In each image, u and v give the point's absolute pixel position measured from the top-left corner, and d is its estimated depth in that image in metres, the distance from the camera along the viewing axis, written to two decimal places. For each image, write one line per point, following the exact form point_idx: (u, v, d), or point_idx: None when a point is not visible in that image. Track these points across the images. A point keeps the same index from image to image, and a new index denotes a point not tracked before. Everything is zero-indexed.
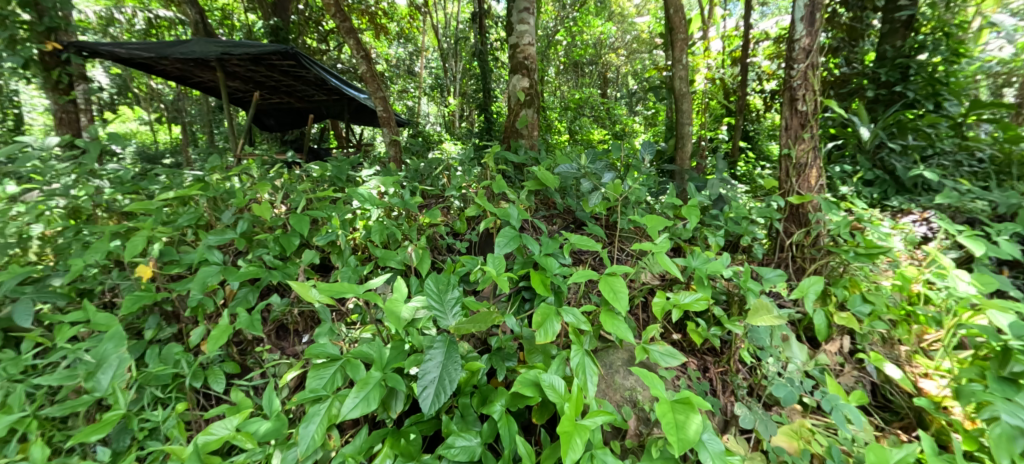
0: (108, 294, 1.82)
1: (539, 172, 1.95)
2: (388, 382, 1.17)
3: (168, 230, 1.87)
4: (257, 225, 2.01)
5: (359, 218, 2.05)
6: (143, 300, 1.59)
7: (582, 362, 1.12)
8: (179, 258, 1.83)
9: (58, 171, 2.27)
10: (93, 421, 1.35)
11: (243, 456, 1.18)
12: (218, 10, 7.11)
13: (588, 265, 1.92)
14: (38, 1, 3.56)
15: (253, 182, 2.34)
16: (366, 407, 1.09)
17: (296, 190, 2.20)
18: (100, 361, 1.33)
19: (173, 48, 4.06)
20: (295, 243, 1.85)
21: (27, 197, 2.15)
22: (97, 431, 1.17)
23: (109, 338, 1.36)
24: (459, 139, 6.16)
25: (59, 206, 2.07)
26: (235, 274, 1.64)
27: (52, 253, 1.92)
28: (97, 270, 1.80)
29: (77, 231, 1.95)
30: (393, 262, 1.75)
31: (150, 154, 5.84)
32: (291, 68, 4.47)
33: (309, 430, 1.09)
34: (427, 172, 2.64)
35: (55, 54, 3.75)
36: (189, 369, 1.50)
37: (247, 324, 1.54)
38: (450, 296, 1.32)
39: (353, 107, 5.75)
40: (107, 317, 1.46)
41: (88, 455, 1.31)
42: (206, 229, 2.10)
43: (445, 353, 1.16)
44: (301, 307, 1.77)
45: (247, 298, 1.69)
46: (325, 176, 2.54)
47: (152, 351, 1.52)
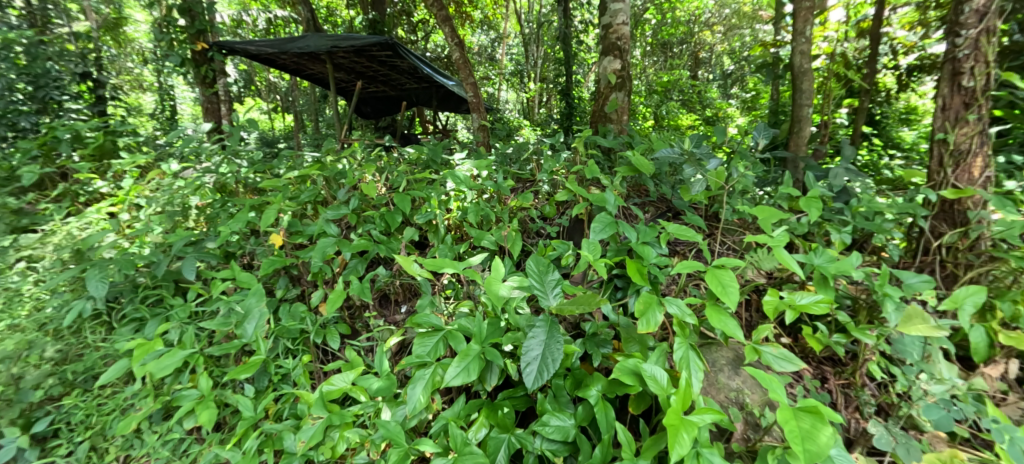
0: (246, 257, 2.12)
1: (633, 158, 1.87)
2: (487, 355, 1.22)
3: (293, 204, 2.12)
4: (365, 203, 2.19)
5: (454, 199, 2.14)
6: (275, 264, 1.82)
7: (687, 356, 1.07)
8: (302, 229, 2.07)
9: (208, 152, 2.67)
10: (241, 363, 1.60)
11: (358, 407, 1.32)
12: (325, 8, 7.78)
13: (686, 257, 1.82)
14: (192, 8, 4.17)
15: (360, 164, 2.54)
16: (467, 377, 1.15)
17: (398, 172, 2.36)
18: (246, 312, 1.56)
19: (292, 44, 4.45)
20: (398, 220, 1.99)
21: (188, 174, 2.58)
22: (246, 371, 1.39)
23: (253, 293, 1.59)
24: (538, 125, 6.13)
25: (210, 182, 2.45)
26: (350, 247, 1.82)
27: (206, 220, 2.29)
28: (240, 236, 2.10)
29: (223, 202, 2.29)
30: (487, 243, 1.81)
31: (269, 138, 6.64)
32: (388, 58, 4.75)
33: (416, 392, 1.20)
34: (516, 156, 2.68)
35: (203, 53, 4.40)
36: (313, 326, 1.69)
37: (360, 291, 1.70)
38: (551, 278, 1.32)
39: (441, 94, 6.00)
40: (249, 275, 1.68)
41: (238, 390, 1.55)
42: (323, 205, 2.34)
43: (547, 333, 1.16)
44: (403, 279, 1.92)
45: (358, 267, 1.87)
46: (421, 159, 2.68)
47: (283, 307, 1.74)
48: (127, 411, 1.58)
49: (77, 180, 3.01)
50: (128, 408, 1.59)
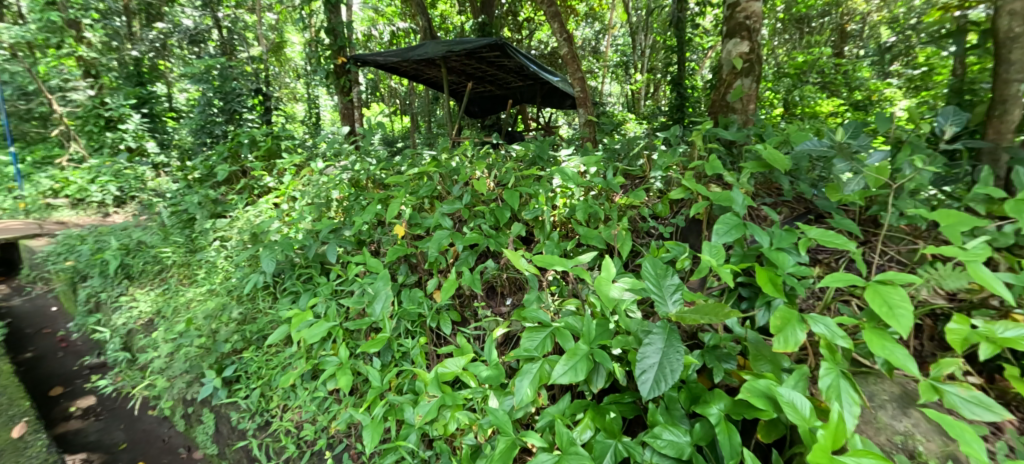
0: (374, 245, 2.37)
1: (765, 151, 1.66)
2: (596, 357, 1.20)
3: (413, 199, 2.31)
4: (476, 198, 2.29)
5: (561, 196, 2.13)
6: (399, 252, 2.00)
7: (837, 384, 0.92)
8: (421, 222, 2.24)
9: (345, 152, 3.05)
10: (370, 338, 1.79)
11: (468, 391, 1.39)
12: (439, 16, 8.33)
13: (832, 267, 1.56)
14: (334, 28, 4.80)
15: (470, 161, 2.67)
16: (575, 376, 1.14)
17: (506, 168, 2.42)
18: (375, 294, 1.74)
19: (412, 53, 4.80)
20: (506, 216, 2.05)
21: (330, 171, 2.98)
22: (374, 346, 1.56)
23: (381, 277, 1.77)
24: (645, 118, 5.80)
25: (347, 178, 2.80)
26: (462, 240, 1.93)
27: (343, 211, 2.62)
28: (370, 226, 2.36)
29: (357, 196, 2.60)
30: (596, 241, 1.77)
31: (390, 138, 7.37)
32: (496, 58, 4.90)
33: (523, 384, 1.22)
34: (625, 151, 2.56)
35: (341, 66, 5.03)
36: (429, 311, 1.82)
37: (470, 281, 1.78)
38: (669, 282, 1.24)
39: (545, 91, 6.02)
40: (377, 261, 1.88)
41: (367, 361, 1.75)
42: (438, 199, 2.50)
43: (665, 341, 1.09)
44: (510, 273, 1.96)
45: (468, 259, 1.97)
46: (527, 156, 2.72)
47: (405, 292, 1.91)
48: (286, 369, 1.88)
49: (252, 176, 3.69)
50: (285, 366, 1.88)
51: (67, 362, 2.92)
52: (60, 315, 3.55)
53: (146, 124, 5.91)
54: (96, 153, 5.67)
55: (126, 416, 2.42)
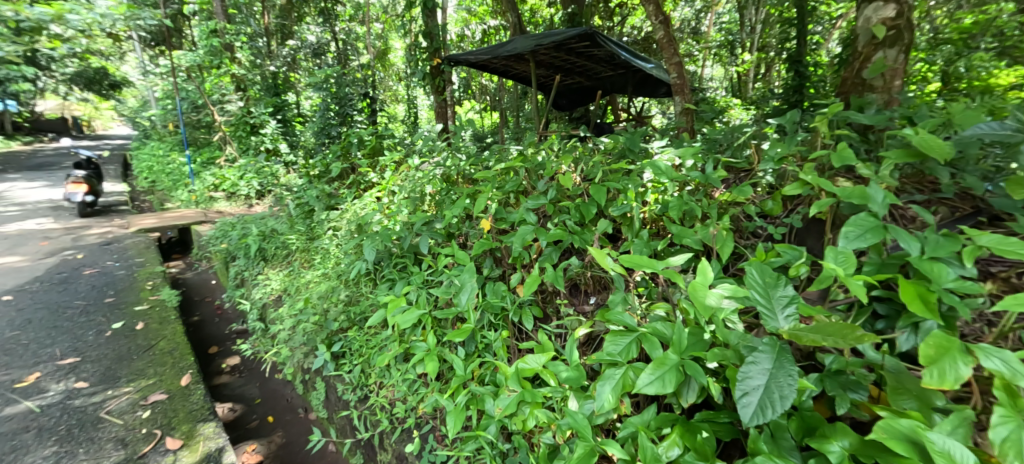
0: (462, 238, 2.46)
1: (917, 137, 1.37)
2: (687, 369, 1.10)
3: (499, 193, 2.33)
4: (561, 193, 2.24)
5: (653, 191, 1.99)
6: (484, 246, 2.04)
7: (1017, 438, 0.73)
8: (506, 216, 2.25)
9: (438, 149, 3.20)
10: (455, 327, 1.85)
11: (547, 390, 1.36)
12: (529, 11, 8.34)
13: (1010, 283, 1.23)
14: (431, 32, 5.07)
15: (557, 155, 2.61)
16: (662, 388, 1.06)
17: (593, 162, 2.33)
18: (461, 285, 1.79)
19: (502, 49, 4.88)
20: (592, 212, 1.97)
21: (424, 168, 3.15)
22: (459, 336, 1.61)
23: (467, 269, 1.81)
24: (754, 103, 5.19)
25: (439, 174, 2.93)
26: (546, 236, 1.91)
27: (435, 205, 2.76)
28: (459, 220, 2.44)
29: (448, 191, 2.71)
30: (690, 241, 1.62)
31: (480, 134, 7.61)
32: (586, 48, 4.76)
33: (605, 390, 1.17)
34: (729, 142, 2.30)
35: (436, 67, 5.29)
36: (512, 305, 1.82)
37: (553, 278, 1.75)
38: (780, 294, 1.09)
39: (637, 79, 5.71)
40: (464, 253, 1.94)
41: (452, 349, 1.80)
42: (524, 194, 2.49)
43: (774, 360, 0.95)
44: (594, 271, 1.88)
45: (552, 255, 1.94)
46: (616, 149, 2.58)
47: (489, 285, 1.94)
48: (382, 350, 2.01)
49: (359, 173, 4.07)
50: (381, 348, 2.02)
51: (221, 326, 3.54)
52: (215, 287, 4.29)
53: (280, 128, 6.88)
54: (245, 154, 6.75)
55: (260, 376, 2.86)
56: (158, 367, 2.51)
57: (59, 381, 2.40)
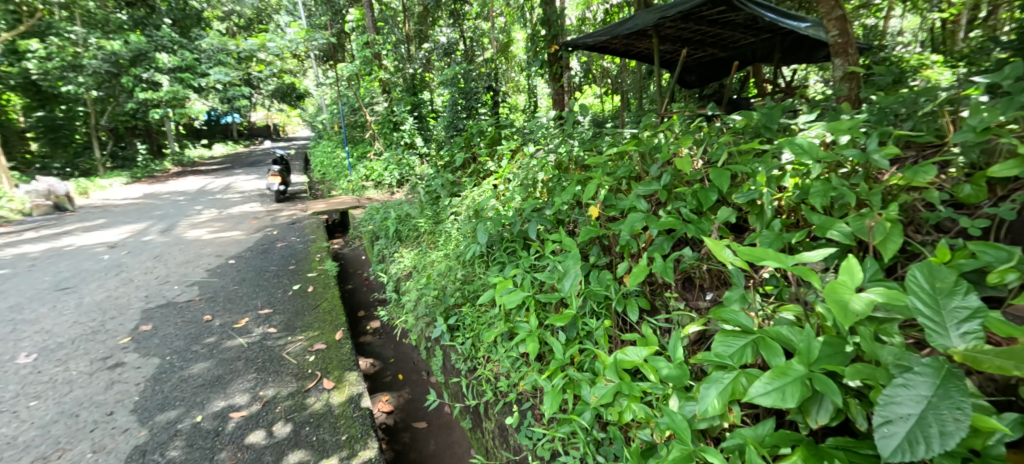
0: (571, 225, 2.43)
1: None
2: (814, 383, 0.95)
3: (610, 180, 2.19)
4: (678, 178, 2.04)
5: (792, 174, 1.70)
6: (591, 233, 1.97)
7: None
8: (616, 203, 2.12)
9: (553, 137, 3.20)
10: (558, 312, 1.86)
11: (647, 385, 1.30)
12: None
13: None
14: (550, 20, 5.05)
15: (676, 136, 2.35)
16: (779, 401, 0.94)
17: (718, 143, 2.04)
18: (566, 271, 1.78)
19: (622, 27, 4.61)
20: (712, 199, 1.75)
21: (539, 156, 3.20)
22: (560, 321, 1.61)
23: (571, 256, 1.80)
24: (964, 58, 3.97)
25: (552, 161, 2.95)
26: (658, 224, 1.73)
27: (547, 192, 2.79)
28: (568, 207, 2.43)
29: (559, 178, 2.72)
30: (836, 234, 1.36)
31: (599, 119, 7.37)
32: (720, 14, 4.23)
33: (710, 394, 1.07)
34: (909, 112, 1.83)
35: (554, 54, 5.25)
36: (616, 294, 1.74)
37: (664, 270, 1.61)
38: (958, 305, 0.85)
39: (786, 43, 4.89)
40: (570, 240, 1.92)
41: (554, 333, 1.81)
42: (636, 180, 2.31)
43: (938, 388, 0.75)
44: (711, 264, 1.68)
45: (663, 246, 1.76)
46: (750, 127, 2.21)
47: (594, 272, 1.88)
48: (490, 327, 2.12)
49: (480, 163, 4.32)
50: (490, 325, 2.13)
51: (366, 295, 4.14)
52: (363, 262, 5.03)
53: (416, 124, 7.65)
54: (388, 149, 7.70)
55: (394, 340, 3.29)
56: (321, 322, 3.05)
57: (259, 325, 3.10)
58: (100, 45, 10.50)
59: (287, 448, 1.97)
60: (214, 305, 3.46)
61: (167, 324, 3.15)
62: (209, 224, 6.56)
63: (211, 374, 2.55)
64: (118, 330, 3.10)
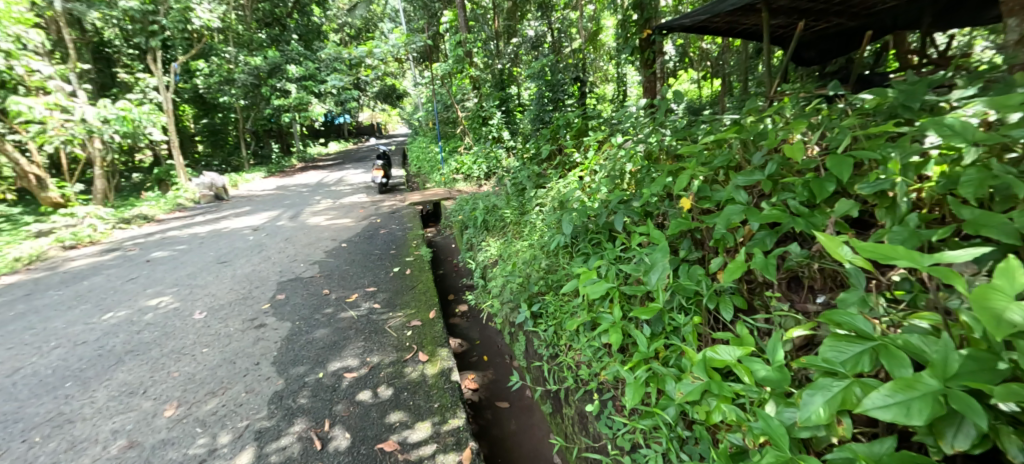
0: (660, 217, 2.32)
1: None
2: (951, 401, 0.82)
3: (705, 170, 2.01)
4: (786, 167, 1.82)
5: (937, 161, 1.43)
6: (681, 226, 1.84)
7: None
8: (711, 195, 1.94)
9: (643, 126, 3.06)
10: (643, 306, 1.80)
11: (740, 386, 1.22)
12: None
13: None
14: (642, 3, 4.74)
15: (787, 121, 2.06)
16: (902, 417, 0.83)
17: (840, 126, 1.76)
18: (653, 264, 1.72)
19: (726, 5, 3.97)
20: (829, 189, 1.53)
21: (628, 147, 3.09)
22: (644, 313, 1.57)
23: (659, 248, 1.73)
24: None
25: (641, 151, 2.83)
26: (758, 217, 1.56)
27: (636, 183, 2.70)
28: (658, 198, 2.32)
29: (649, 169, 2.61)
30: (996, 233, 1.13)
31: None
32: None
33: (815, 401, 0.98)
34: None
35: (646, 39, 4.86)
36: (708, 290, 1.63)
37: (764, 267, 1.46)
38: None
39: None
40: (658, 232, 1.85)
41: (638, 326, 1.76)
42: (736, 171, 2.08)
43: None
44: (823, 263, 1.45)
45: (764, 241, 1.57)
46: (883, 108, 1.84)
47: (683, 267, 1.78)
48: (573, 316, 2.14)
49: (567, 154, 4.31)
50: (573, 314, 2.15)
51: (456, 281, 4.40)
52: (453, 250, 5.34)
53: (504, 118, 7.81)
54: (478, 143, 7.99)
55: (480, 323, 3.47)
56: (417, 301, 3.35)
57: (366, 301, 3.47)
58: (247, 61, 12.46)
59: (389, 407, 2.22)
60: (331, 281, 3.96)
61: (296, 295, 3.69)
62: (326, 212, 7.48)
63: (330, 338, 2.95)
64: (261, 297, 3.71)
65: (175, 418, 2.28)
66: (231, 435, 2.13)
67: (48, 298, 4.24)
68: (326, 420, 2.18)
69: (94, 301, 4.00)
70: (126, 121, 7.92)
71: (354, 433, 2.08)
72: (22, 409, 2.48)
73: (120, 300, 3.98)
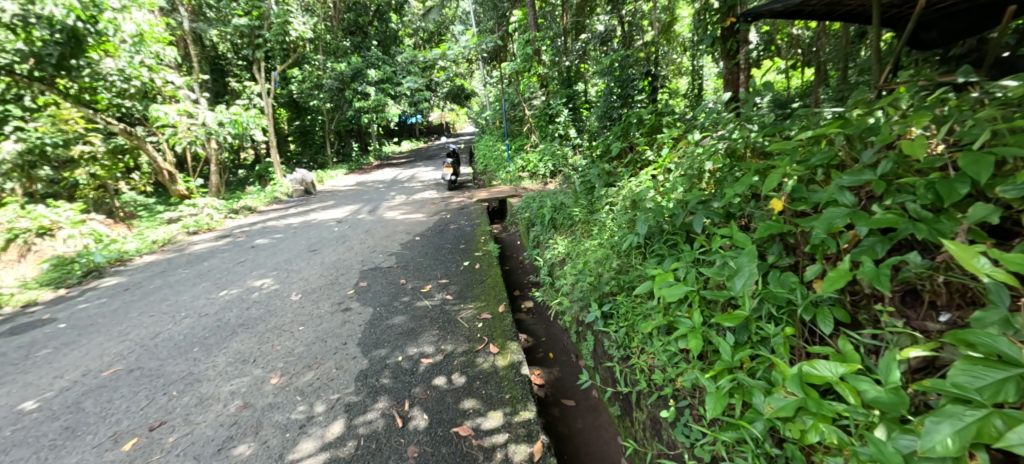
0: (745, 219, 2.16)
1: None
2: None
3: (800, 169, 1.84)
4: (903, 166, 1.61)
5: None
6: (771, 229, 1.70)
7: None
8: (808, 196, 1.77)
9: (725, 122, 2.88)
10: (725, 312, 1.70)
11: (843, 407, 1.10)
12: None
13: None
14: None
15: (904, 113, 1.83)
16: None
17: (975, 119, 1.52)
18: (738, 269, 1.62)
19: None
20: (960, 192, 1.33)
21: (708, 144, 2.92)
22: (728, 321, 1.49)
23: (746, 252, 1.62)
24: None
25: (722, 148, 2.65)
26: (867, 221, 1.40)
27: (716, 183, 2.54)
28: (742, 199, 2.16)
29: (731, 167, 2.45)
30: None
31: None
32: None
33: (939, 428, 0.90)
34: None
35: (730, 28, 4.28)
36: (802, 300, 1.49)
37: (874, 277, 1.31)
38: None
39: None
40: (744, 236, 1.73)
41: (721, 334, 1.67)
42: (838, 169, 1.88)
43: None
44: (950, 276, 1.27)
45: (875, 248, 1.41)
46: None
47: (773, 273, 1.64)
48: (646, 319, 2.08)
49: (638, 152, 4.17)
50: (646, 317, 2.09)
51: (521, 277, 4.45)
52: (519, 246, 5.41)
53: (571, 116, 7.76)
54: (545, 141, 8.00)
55: (546, 320, 3.48)
56: (487, 295, 3.45)
57: (438, 292, 3.64)
58: (333, 67, 13.54)
59: (463, 395, 2.33)
60: (406, 272, 4.21)
61: (376, 283, 3.97)
62: (401, 207, 7.93)
63: (406, 325, 3.13)
64: (346, 284, 4.04)
65: (279, 386, 2.57)
66: (325, 406, 2.35)
67: (177, 275, 4.97)
68: (406, 401, 2.33)
69: (212, 280, 4.61)
70: (237, 124, 8.91)
71: (431, 415, 2.20)
72: (162, 367, 2.93)
73: (232, 279, 4.54)
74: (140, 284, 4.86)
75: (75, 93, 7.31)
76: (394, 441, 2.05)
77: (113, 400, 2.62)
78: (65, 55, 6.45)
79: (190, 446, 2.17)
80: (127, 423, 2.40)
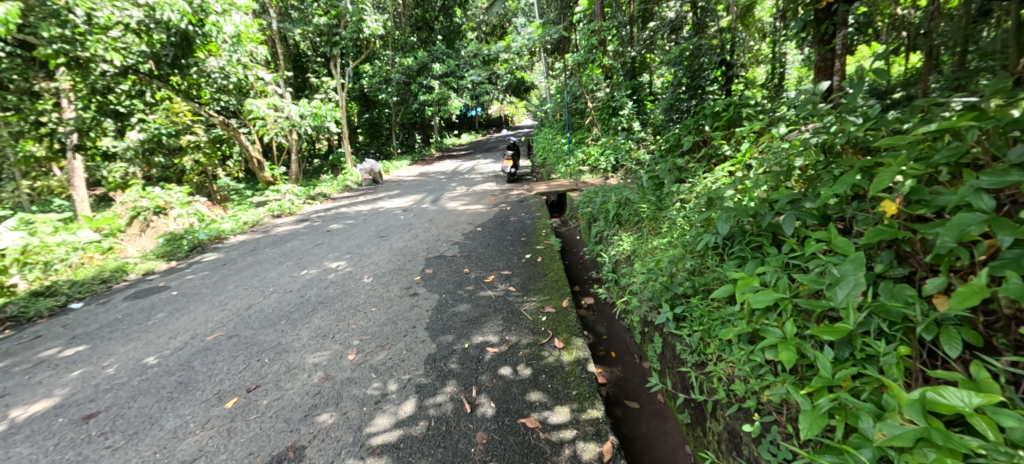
0: (844, 222, 1.96)
1: None
2: None
3: (920, 167, 1.62)
4: None
5: None
6: (882, 234, 1.52)
7: None
8: (929, 198, 1.55)
9: (820, 114, 2.61)
10: (823, 324, 1.56)
11: (979, 443, 0.97)
12: None
13: None
14: None
15: None
16: None
17: None
18: (841, 278, 1.47)
19: None
20: None
21: (799, 138, 2.66)
22: (829, 334, 1.35)
23: (851, 260, 1.47)
24: None
25: (815, 142, 2.41)
26: (1014, 231, 1.20)
27: (808, 181, 2.32)
28: (842, 200, 1.95)
29: (828, 164, 2.22)
30: None
31: None
32: None
33: None
34: None
35: (827, 9, 3.81)
36: (922, 317, 1.32)
37: (1022, 296, 1.11)
38: None
39: None
40: (846, 241, 1.56)
41: (817, 347, 1.53)
42: (970, 169, 1.63)
43: None
44: None
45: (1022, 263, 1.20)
46: None
47: (883, 284, 1.47)
48: (726, 325, 1.96)
49: (713, 146, 3.91)
50: (725, 323, 1.97)
51: (581, 272, 4.40)
52: (578, 241, 5.33)
53: (635, 108, 7.46)
54: (607, 134, 7.77)
55: (608, 317, 3.41)
56: (549, 289, 3.44)
57: (501, 283, 3.68)
58: (401, 62, 14.08)
59: (529, 387, 2.34)
60: (469, 262, 4.31)
61: (441, 271, 4.11)
62: (461, 198, 8.13)
63: (470, 313, 3.21)
64: (413, 270, 4.23)
65: (355, 362, 2.75)
66: (398, 385, 2.47)
67: (265, 254, 5.48)
68: (473, 387, 2.39)
69: (295, 259, 5.02)
70: (315, 117, 9.59)
71: (498, 404, 2.23)
72: (255, 335, 3.25)
73: (311, 260, 4.93)
74: (234, 260, 5.41)
75: (185, 89, 7.97)
76: (463, 426, 2.11)
77: (217, 362, 2.95)
78: (178, 55, 7.12)
79: (281, 410, 2.38)
80: (229, 383, 2.69)
